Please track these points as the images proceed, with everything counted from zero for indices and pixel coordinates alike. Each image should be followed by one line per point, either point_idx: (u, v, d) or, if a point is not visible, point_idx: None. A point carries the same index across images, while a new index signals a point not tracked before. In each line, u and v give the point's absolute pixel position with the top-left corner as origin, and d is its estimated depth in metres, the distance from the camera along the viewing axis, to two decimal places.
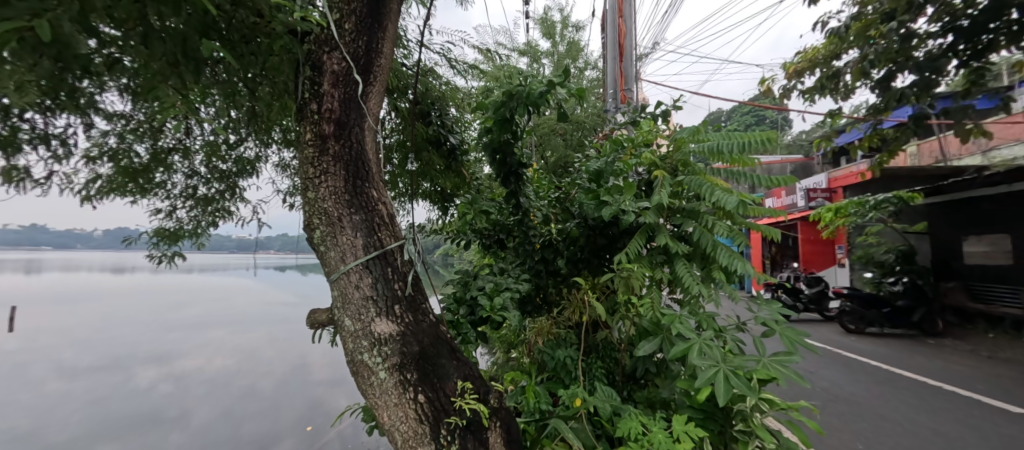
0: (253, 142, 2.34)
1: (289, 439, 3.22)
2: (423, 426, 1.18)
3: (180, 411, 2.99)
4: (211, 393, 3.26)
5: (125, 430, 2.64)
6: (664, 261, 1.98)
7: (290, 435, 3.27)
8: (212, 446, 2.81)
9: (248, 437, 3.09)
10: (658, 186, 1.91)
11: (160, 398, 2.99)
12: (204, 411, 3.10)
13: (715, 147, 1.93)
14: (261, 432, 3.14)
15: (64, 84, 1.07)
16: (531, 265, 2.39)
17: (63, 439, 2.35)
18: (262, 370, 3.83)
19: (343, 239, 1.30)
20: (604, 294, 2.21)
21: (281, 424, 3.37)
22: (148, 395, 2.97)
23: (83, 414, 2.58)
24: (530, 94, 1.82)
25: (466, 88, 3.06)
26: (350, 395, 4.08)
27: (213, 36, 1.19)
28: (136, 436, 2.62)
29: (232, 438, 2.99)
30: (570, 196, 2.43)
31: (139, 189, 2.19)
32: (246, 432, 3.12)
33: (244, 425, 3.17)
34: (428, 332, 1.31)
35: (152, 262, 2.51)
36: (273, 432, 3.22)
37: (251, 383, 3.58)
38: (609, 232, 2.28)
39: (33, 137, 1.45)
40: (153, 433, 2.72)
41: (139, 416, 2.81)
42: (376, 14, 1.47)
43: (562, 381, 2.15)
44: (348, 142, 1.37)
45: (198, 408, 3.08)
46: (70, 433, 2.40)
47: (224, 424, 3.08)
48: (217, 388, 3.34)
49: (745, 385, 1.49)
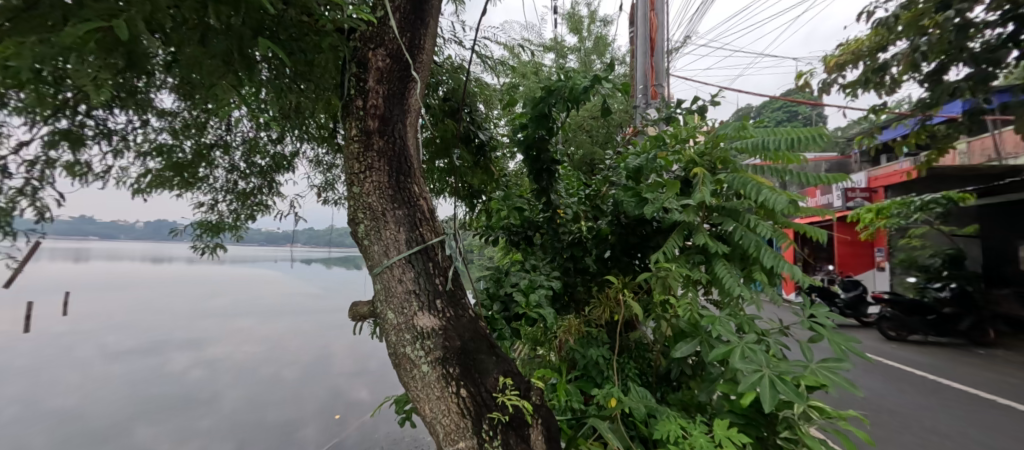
0: (290, 138, 2.44)
1: (313, 427, 3.49)
2: (466, 421, 1.18)
3: (212, 395, 3.23)
4: (239, 380, 3.50)
5: (161, 410, 2.91)
6: (702, 261, 1.91)
7: (312, 423, 3.52)
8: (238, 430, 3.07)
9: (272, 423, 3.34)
10: (699, 184, 1.81)
11: (191, 381, 3.23)
12: (233, 396, 3.33)
13: (763, 144, 1.81)
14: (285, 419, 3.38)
15: (127, 84, 1.15)
16: (559, 262, 2.35)
17: (103, 416, 2.63)
18: (287, 359, 4.08)
19: (387, 233, 1.32)
20: (637, 293, 2.20)
21: (304, 411, 3.62)
22: (179, 378, 3.19)
23: (122, 395, 2.82)
24: (572, 89, 1.81)
25: (495, 85, 3.06)
26: (370, 388, 4.31)
27: (264, 36, 1.25)
28: (170, 417, 2.88)
29: (258, 423, 3.24)
30: (601, 193, 2.39)
31: (184, 183, 2.31)
32: (271, 418, 3.37)
33: (269, 412, 3.41)
34: (468, 328, 1.31)
35: (196, 253, 2.72)
36: (296, 418, 3.47)
37: (276, 371, 3.82)
38: (642, 230, 2.23)
39: (97, 134, 1.58)
40: (187, 415, 2.99)
41: (173, 397, 3.06)
42: (419, 10, 1.47)
43: (592, 379, 2.11)
44: (391, 138, 1.38)
45: (226, 393, 3.31)
46: (113, 411, 2.70)
47: (251, 410, 3.32)
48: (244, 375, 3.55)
49: (792, 391, 1.42)
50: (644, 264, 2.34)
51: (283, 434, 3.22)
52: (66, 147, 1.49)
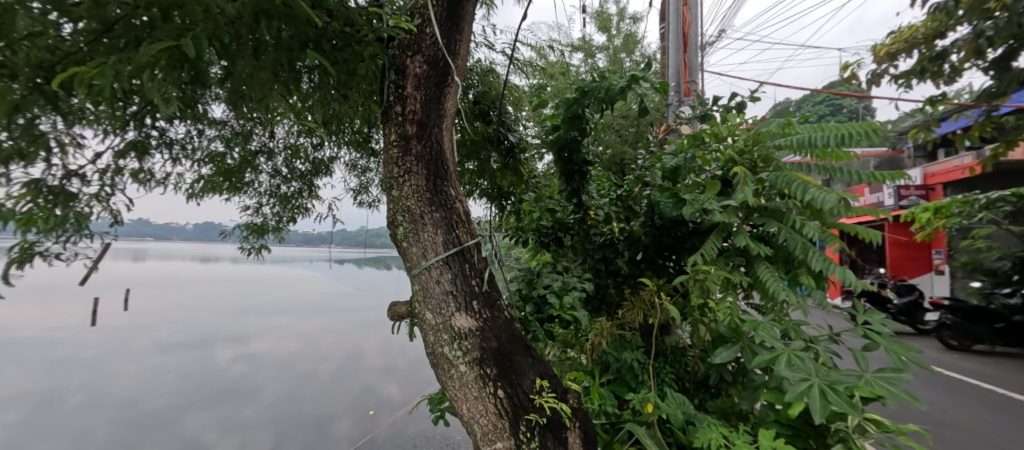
0: (328, 143, 2.54)
1: (346, 421, 3.77)
2: (503, 422, 1.19)
3: (255, 388, 3.62)
4: (277, 375, 3.88)
5: (209, 400, 3.31)
6: (742, 263, 1.83)
7: (345, 418, 3.80)
8: (277, 422, 3.40)
9: (309, 415, 3.65)
10: (740, 183, 1.74)
11: (235, 375, 3.65)
12: (271, 389, 3.71)
13: (809, 140, 1.71)
14: (320, 413, 3.68)
15: (190, 96, 1.26)
16: (591, 264, 2.31)
17: (160, 406, 3.06)
18: (323, 354, 4.43)
19: (425, 235, 1.35)
20: (673, 297, 2.14)
21: (339, 406, 3.90)
22: (225, 371, 3.63)
23: (176, 385, 3.26)
24: (608, 89, 1.79)
25: (524, 86, 3.06)
26: (400, 386, 4.55)
27: (311, 48, 1.32)
28: (216, 408, 3.27)
29: (295, 415, 3.57)
30: (634, 194, 2.35)
31: (232, 188, 2.47)
32: (307, 411, 3.68)
33: (306, 405, 3.73)
34: (504, 329, 1.32)
35: (242, 253, 2.88)
36: (332, 412, 3.76)
37: (312, 366, 4.18)
38: (677, 232, 2.17)
39: (160, 143, 1.71)
40: (232, 405, 3.38)
41: (220, 388, 3.46)
42: (454, 17, 1.49)
43: (626, 382, 2.07)
44: (428, 142, 1.41)
45: (266, 386, 3.70)
46: (168, 399, 3.14)
47: (290, 403, 3.67)
48: (284, 370, 3.92)
49: (845, 402, 1.34)
50: (679, 267, 2.27)
51: (317, 427, 3.53)
52: (134, 155, 1.63)
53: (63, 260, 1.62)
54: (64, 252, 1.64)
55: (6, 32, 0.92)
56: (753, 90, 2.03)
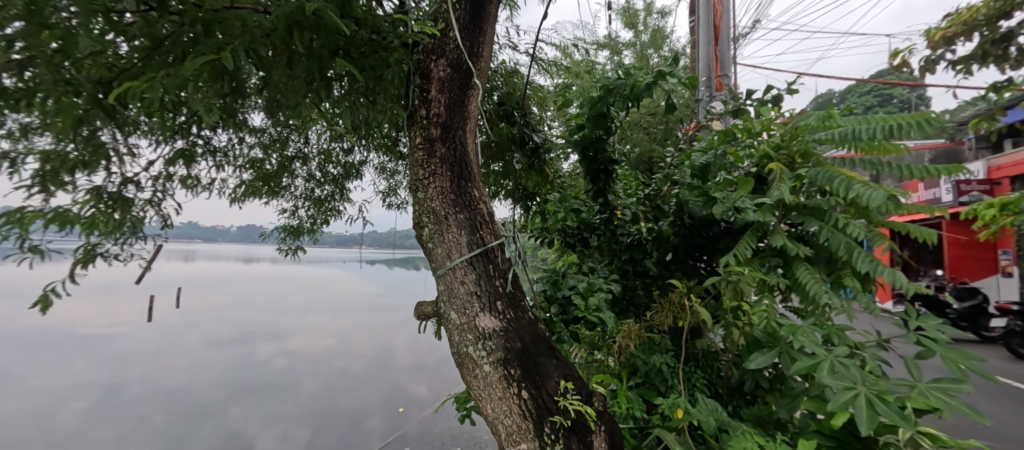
0: (359, 148, 2.62)
1: (377, 417, 4.15)
2: (527, 423, 1.18)
3: (292, 384, 4.16)
4: (313, 373, 4.45)
5: (255, 396, 3.90)
6: (779, 264, 1.75)
7: (376, 414, 4.19)
8: (313, 416, 3.87)
9: (342, 410, 4.12)
10: (776, 180, 1.66)
11: (277, 374, 4.23)
12: (309, 385, 4.25)
13: (853, 133, 1.58)
14: (352, 409, 4.13)
15: (231, 107, 1.33)
16: (618, 265, 2.28)
17: (213, 400, 3.66)
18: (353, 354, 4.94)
19: (449, 236, 1.36)
20: (704, 299, 2.07)
21: (369, 402, 4.33)
22: (269, 371, 4.22)
23: (227, 384, 3.89)
24: (633, 86, 1.75)
25: (550, 86, 3.04)
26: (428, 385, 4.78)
27: (340, 56, 1.36)
28: (261, 402, 3.83)
29: (328, 409, 4.05)
30: (662, 193, 2.29)
31: (270, 192, 2.61)
32: (341, 406, 4.15)
33: (339, 401, 4.21)
34: (528, 330, 1.32)
35: (280, 254, 3.04)
36: (363, 408, 4.20)
37: (344, 366, 4.71)
38: (709, 232, 2.06)
39: (206, 151, 1.82)
40: (274, 399, 3.93)
41: (265, 385, 4.05)
42: (477, 19, 1.49)
43: (656, 387, 2.02)
44: (452, 144, 1.43)
45: (303, 383, 4.25)
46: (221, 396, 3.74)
47: (324, 399, 4.16)
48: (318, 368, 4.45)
49: (896, 413, 1.25)
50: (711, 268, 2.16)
51: (349, 420, 3.96)
52: (182, 162, 1.75)
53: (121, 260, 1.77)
54: (122, 252, 1.79)
55: (72, 51, 1.01)
56: (791, 81, 1.91)
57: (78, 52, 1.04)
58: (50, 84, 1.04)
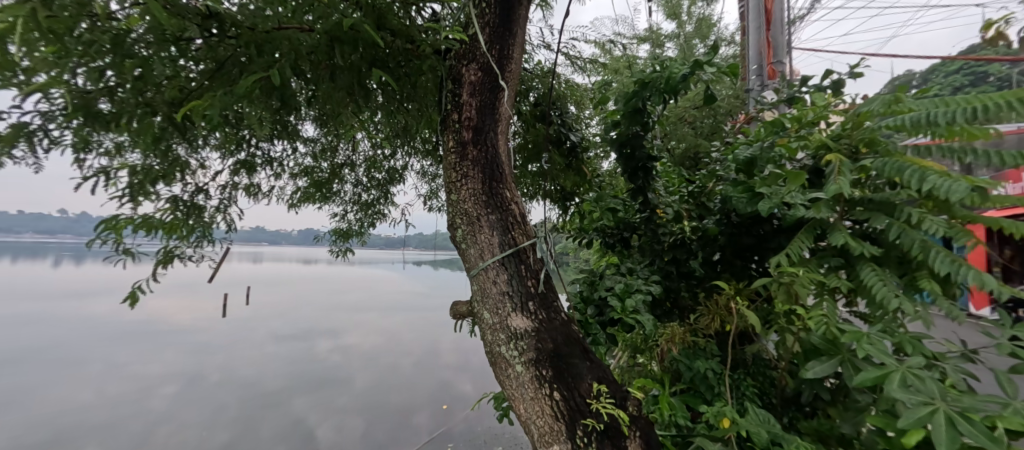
0: (401, 153, 2.72)
1: None
2: (560, 424, 1.18)
3: None
4: None
5: None
6: (841, 265, 1.57)
7: None
8: None
9: None
10: (833, 172, 1.48)
11: None
12: None
13: (925, 118, 1.29)
14: None
15: (282, 119, 1.44)
16: (660, 266, 2.16)
17: None
18: None
19: (481, 237, 1.39)
20: (754, 303, 1.90)
21: None
22: None
23: None
24: (668, 79, 1.68)
25: (586, 84, 3.01)
26: None
27: (377, 67, 1.43)
28: None
29: None
30: (708, 190, 2.12)
31: (323, 197, 2.81)
32: None
33: None
34: (561, 331, 1.31)
35: (332, 256, 3.28)
36: None
37: None
38: (757, 231, 1.91)
39: (264, 161, 1.97)
40: None
41: None
42: (508, 20, 1.48)
43: (702, 394, 1.91)
44: (483, 147, 1.45)
45: None
46: None
47: None
48: None
49: (986, 434, 1.04)
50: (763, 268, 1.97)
51: None
52: (245, 172, 1.91)
53: (196, 262, 1.95)
54: (196, 255, 1.96)
55: (149, 77, 1.14)
56: (857, 63, 1.70)
57: (156, 77, 1.16)
58: (131, 107, 1.16)
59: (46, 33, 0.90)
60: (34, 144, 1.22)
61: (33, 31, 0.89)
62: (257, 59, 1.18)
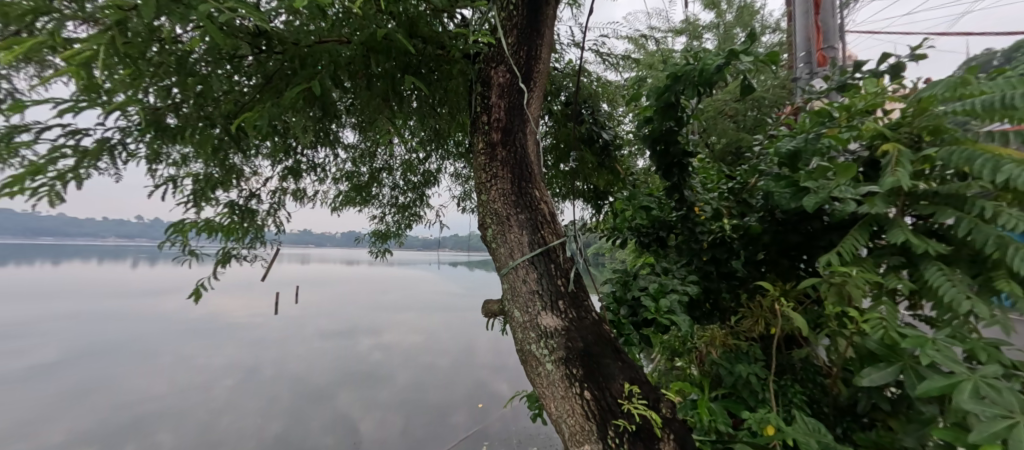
0: (435, 157, 2.79)
1: None
2: (590, 424, 1.17)
3: None
4: None
5: None
6: (903, 265, 1.32)
7: None
8: None
9: None
10: (890, 165, 1.29)
11: None
12: None
13: (1003, 100, 1.11)
14: None
15: (325, 127, 1.53)
16: (697, 267, 1.87)
17: None
18: None
19: (511, 236, 1.41)
20: (803, 305, 1.63)
21: None
22: None
23: None
24: (702, 71, 1.48)
25: (619, 81, 2.96)
26: None
27: (410, 74, 1.48)
28: None
29: None
30: (750, 186, 1.88)
31: (362, 200, 2.94)
32: None
33: None
34: (591, 330, 1.30)
35: (371, 256, 3.43)
36: None
37: None
38: (807, 227, 1.61)
39: (309, 167, 2.09)
40: None
41: None
42: (535, 22, 1.49)
43: (746, 403, 1.64)
44: (513, 148, 1.47)
45: None
46: None
47: None
48: None
49: None
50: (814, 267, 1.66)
51: None
52: (292, 176, 2.04)
53: (251, 261, 2.10)
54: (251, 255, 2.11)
55: (210, 92, 1.25)
56: (919, 44, 1.52)
57: (214, 92, 1.27)
58: (194, 120, 1.28)
59: (122, 58, 0.99)
60: (116, 156, 1.35)
61: (118, 58, 0.99)
62: (301, 71, 1.26)
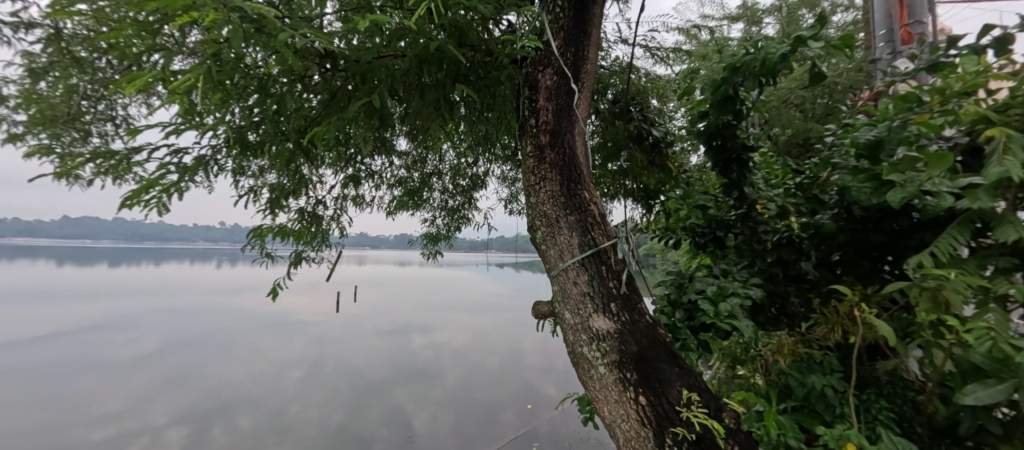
0: (482, 160, 2.84)
1: None
2: (646, 430, 1.14)
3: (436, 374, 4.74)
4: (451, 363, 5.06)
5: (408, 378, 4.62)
6: (1017, 268, 1.10)
7: None
8: None
9: None
10: (997, 154, 1.08)
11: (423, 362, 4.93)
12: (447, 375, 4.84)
13: None
14: None
15: (382, 136, 1.61)
16: (761, 268, 1.76)
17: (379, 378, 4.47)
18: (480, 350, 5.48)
19: (561, 238, 1.40)
20: (890, 312, 1.43)
21: None
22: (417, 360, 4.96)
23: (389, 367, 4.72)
24: (763, 62, 1.32)
25: (670, 75, 2.86)
26: None
27: (459, 82, 1.52)
28: None
29: None
30: (821, 180, 1.70)
31: (414, 204, 3.06)
32: None
33: None
34: (645, 333, 1.26)
35: (424, 257, 3.56)
36: None
37: None
38: (894, 223, 1.41)
39: (366, 175, 2.21)
40: None
41: None
42: (581, 22, 1.48)
43: (822, 418, 1.47)
44: (561, 149, 1.47)
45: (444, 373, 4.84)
46: None
47: None
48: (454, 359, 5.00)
49: None
50: (902, 272, 1.46)
51: None
52: (351, 183, 2.16)
53: (317, 262, 2.26)
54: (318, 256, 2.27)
55: (284, 110, 1.36)
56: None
57: (287, 111, 1.38)
58: (273, 136, 1.41)
59: (215, 85, 1.08)
60: (209, 171, 1.52)
61: (209, 89, 1.07)
62: (362, 87, 1.35)
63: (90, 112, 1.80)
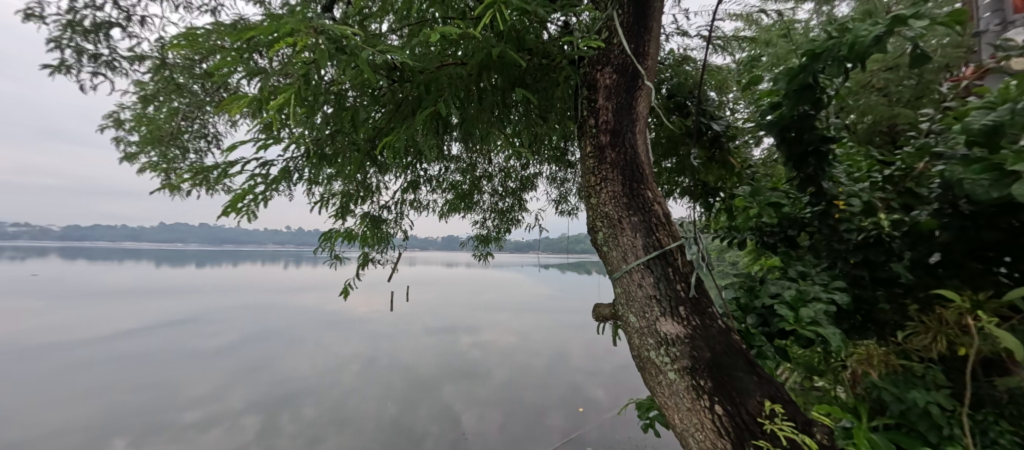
0: (532, 162, 2.84)
1: None
2: (724, 441, 1.09)
3: None
4: None
5: None
6: None
7: None
8: None
9: None
10: None
11: None
12: None
13: None
14: None
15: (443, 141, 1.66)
16: (844, 270, 1.60)
17: None
18: None
19: (624, 239, 1.37)
20: (1009, 321, 1.26)
21: None
22: None
23: None
24: (851, 46, 1.21)
25: (729, 65, 2.70)
26: None
27: (518, 86, 1.53)
28: None
29: None
30: (915, 172, 1.54)
31: (465, 206, 3.12)
32: None
33: None
34: (719, 339, 1.20)
35: (475, 258, 3.63)
36: None
37: None
38: (1013, 220, 1.24)
39: (424, 179, 2.29)
40: None
41: None
42: (641, 18, 1.44)
43: (925, 439, 1.31)
44: (622, 149, 1.44)
45: None
46: None
47: None
48: None
49: None
50: (1023, 275, 1.29)
51: None
52: (411, 188, 2.26)
53: (383, 263, 2.40)
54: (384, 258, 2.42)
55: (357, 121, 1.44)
56: None
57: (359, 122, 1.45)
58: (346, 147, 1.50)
59: (301, 102, 1.15)
60: (294, 183, 1.67)
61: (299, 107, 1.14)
62: (427, 95, 1.39)
63: (187, 130, 2.01)
